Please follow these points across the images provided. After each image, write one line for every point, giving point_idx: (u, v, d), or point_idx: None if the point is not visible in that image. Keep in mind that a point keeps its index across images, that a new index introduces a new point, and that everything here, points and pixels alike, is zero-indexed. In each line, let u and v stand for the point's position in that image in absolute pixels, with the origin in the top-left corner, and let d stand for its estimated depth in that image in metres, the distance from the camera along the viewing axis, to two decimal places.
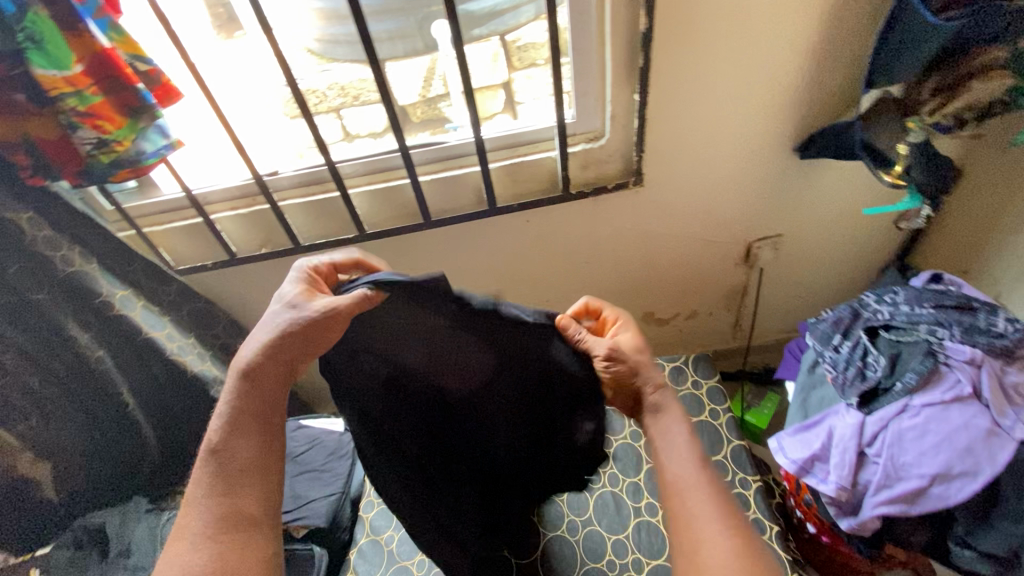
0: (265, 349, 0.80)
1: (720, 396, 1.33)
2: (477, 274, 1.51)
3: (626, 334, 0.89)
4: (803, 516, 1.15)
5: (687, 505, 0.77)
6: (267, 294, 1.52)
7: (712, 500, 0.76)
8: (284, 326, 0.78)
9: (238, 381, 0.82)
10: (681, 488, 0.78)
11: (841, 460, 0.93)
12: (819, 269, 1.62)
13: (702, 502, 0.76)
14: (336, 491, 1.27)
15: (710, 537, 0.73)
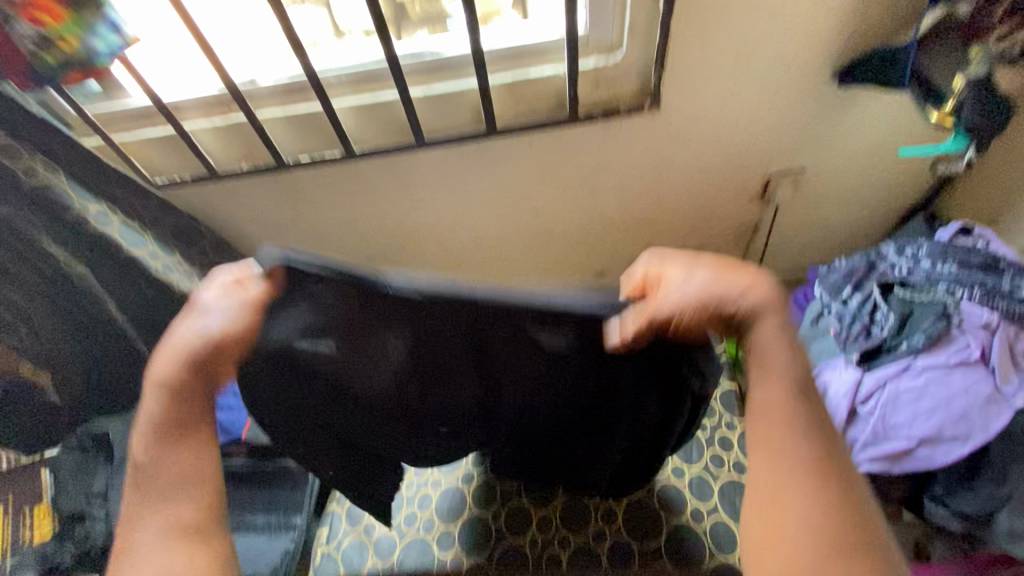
0: (191, 365, 0.71)
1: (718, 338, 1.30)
2: (474, 200, 1.42)
3: (695, 277, 0.70)
4: None
5: (778, 448, 0.64)
6: (254, 213, 1.44)
7: (808, 450, 0.63)
8: (202, 337, 0.70)
9: (159, 404, 0.71)
10: (777, 432, 0.65)
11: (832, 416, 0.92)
12: (840, 208, 1.51)
13: (796, 453, 0.63)
14: None
15: (795, 487, 0.61)
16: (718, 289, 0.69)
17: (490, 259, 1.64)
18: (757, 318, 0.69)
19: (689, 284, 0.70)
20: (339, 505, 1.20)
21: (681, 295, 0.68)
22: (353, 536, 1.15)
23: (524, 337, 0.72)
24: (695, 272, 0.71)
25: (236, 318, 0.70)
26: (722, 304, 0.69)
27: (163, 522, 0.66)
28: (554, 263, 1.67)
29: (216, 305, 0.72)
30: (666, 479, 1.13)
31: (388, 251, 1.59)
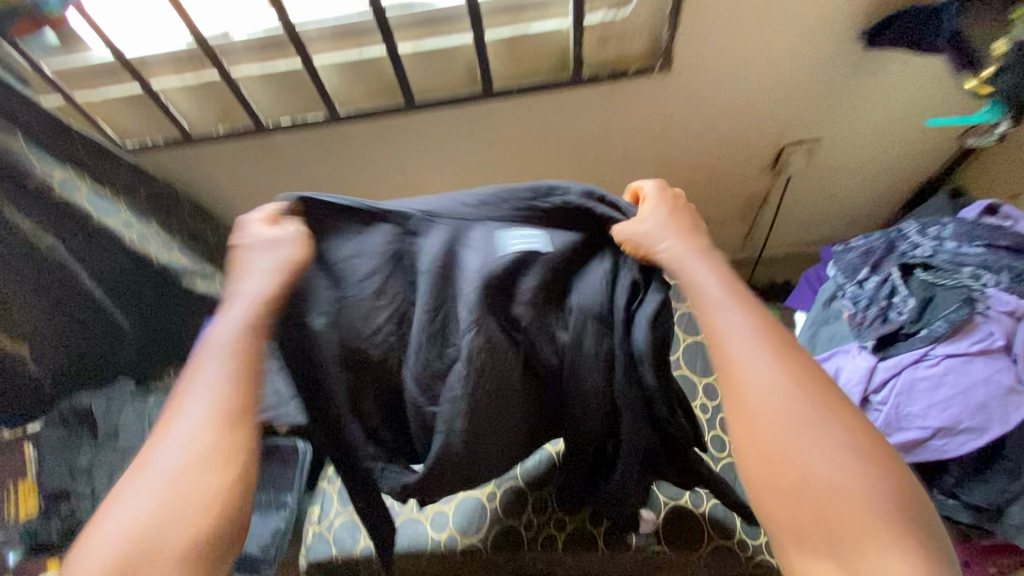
0: (248, 336, 0.61)
1: None
2: (469, 169, 1.34)
3: (653, 213, 0.70)
4: None
5: (743, 380, 0.55)
6: (235, 180, 1.35)
7: (778, 364, 0.55)
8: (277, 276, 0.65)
9: (216, 364, 0.59)
10: (739, 366, 0.56)
11: None
12: (854, 181, 1.44)
13: (765, 380, 0.54)
14: None
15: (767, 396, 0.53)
16: (674, 222, 0.69)
17: None
18: (683, 263, 0.65)
19: (649, 218, 0.70)
20: (330, 484, 1.17)
21: (646, 231, 0.68)
22: (346, 516, 1.13)
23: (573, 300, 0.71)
24: (661, 204, 0.72)
25: (286, 253, 0.67)
26: (664, 240, 0.67)
27: (190, 507, 0.51)
28: None
29: (265, 256, 0.66)
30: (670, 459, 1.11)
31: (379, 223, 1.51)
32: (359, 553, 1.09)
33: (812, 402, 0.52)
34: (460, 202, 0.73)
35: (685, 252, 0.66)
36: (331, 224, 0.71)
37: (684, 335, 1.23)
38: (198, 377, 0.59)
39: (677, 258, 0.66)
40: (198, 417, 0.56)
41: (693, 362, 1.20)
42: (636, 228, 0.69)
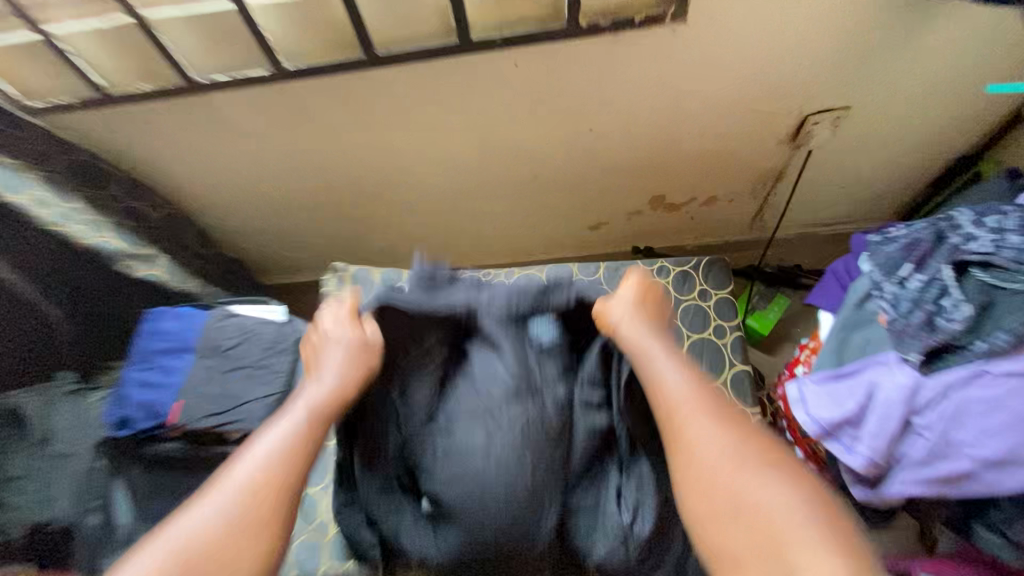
0: (322, 408, 0.71)
1: (730, 310, 1.11)
2: (447, 137, 1.17)
3: (623, 297, 0.81)
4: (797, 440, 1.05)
5: (684, 423, 0.64)
6: (176, 147, 1.17)
7: (721, 426, 0.63)
8: (349, 360, 0.77)
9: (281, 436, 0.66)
10: (677, 409, 0.65)
11: (878, 428, 0.73)
12: (879, 157, 1.30)
13: (697, 425, 0.63)
14: (274, 390, 1.10)
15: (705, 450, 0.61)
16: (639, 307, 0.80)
17: (471, 208, 1.41)
18: (644, 342, 0.74)
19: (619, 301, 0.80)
20: None
21: (615, 310, 0.80)
22: (307, 535, 1.00)
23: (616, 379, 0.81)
24: (639, 289, 0.82)
25: (354, 353, 0.78)
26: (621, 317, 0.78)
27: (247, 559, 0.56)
28: (543, 214, 1.44)
29: (351, 339, 0.79)
30: None
31: (350, 196, 1.35)
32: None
33: (756, 452, 0.60)
34: (505, 292, 0.85)
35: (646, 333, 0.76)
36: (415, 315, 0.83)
37: (689, 333, 1.09)
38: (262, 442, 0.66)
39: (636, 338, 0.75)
40: (261, 467, 0.62)
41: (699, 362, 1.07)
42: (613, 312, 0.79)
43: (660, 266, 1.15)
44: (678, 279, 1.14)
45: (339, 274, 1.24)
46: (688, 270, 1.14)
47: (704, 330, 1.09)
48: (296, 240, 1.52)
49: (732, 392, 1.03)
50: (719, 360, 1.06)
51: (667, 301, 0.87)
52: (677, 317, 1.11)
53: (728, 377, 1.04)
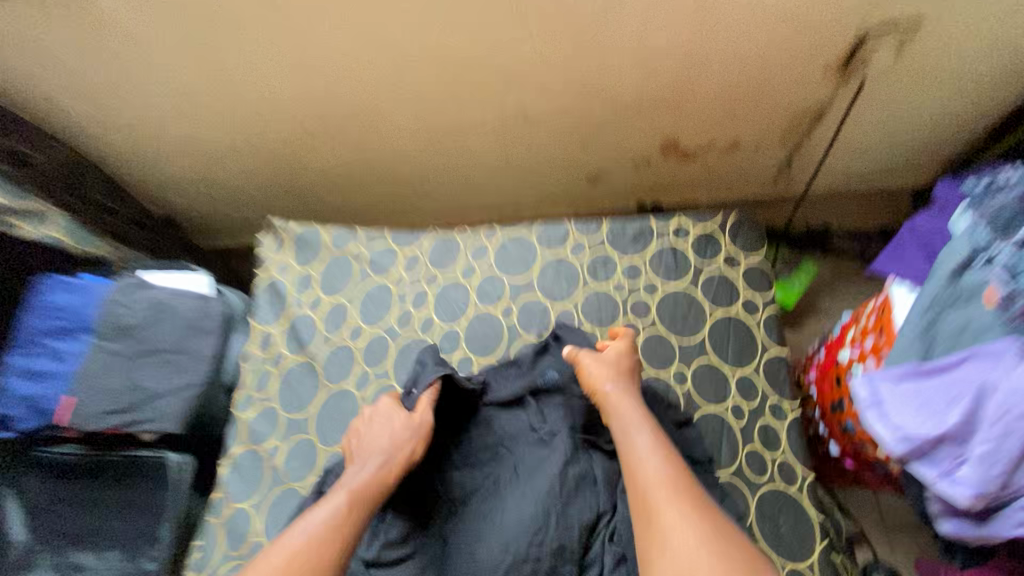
0: (370, 491, 0.66)
1: (764, 280, 0.90)
2: (408, 55, 0.92)
3: (605, 360, 0.75)
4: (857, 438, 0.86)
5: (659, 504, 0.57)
6: (68, 62, 0.94)
7: (698, 521, 0.55)
8: (402, 434, 0.72)
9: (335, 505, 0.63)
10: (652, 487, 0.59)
11: (996, 447, 0.52)
12: (938, 91, 1.07)
13: (676, 510, 0.56)
14: (195, 381, 0.88)
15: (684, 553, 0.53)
16: (626, 373, 0.74)
17: (445, 152, 1.16)
18: (626, 409, 0.69)
19: (600, 363, 0.75)
20: (213, 517, 0.82)
21: (591, 367, 0.75)
22: (232, 563, 0.79)
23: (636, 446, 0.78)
24: (625, 349, 0.77)
25: (410, 430, 0.73)
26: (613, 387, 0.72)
27: None
28: (534, 162, 1.21)
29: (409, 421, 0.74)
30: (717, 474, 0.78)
31: (294, 136, 1.10)
32: None
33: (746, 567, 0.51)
34: (509, 378, 0.84)
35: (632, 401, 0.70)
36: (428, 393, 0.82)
37: (713, 307, 0.88)
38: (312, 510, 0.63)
39: (620, 408, 0.70)
40: (309, 539, 0.59)
41: (725, 344, 0.86)
42: (597, 376, 0.74)
43: (677, 225, 0.93)
44: (699, 241, 0.92)
45: (279, 234, 1.00)
46: (712, 231, 0.92)
47: (732, 306, 0.88)
48: (235, 194, 1.26)
49: (769, 382, 0.82)
50: (750, 341, 0.85)
51: (653, 358, 0.85)
52: (698, 288, 0.89)
53: (761, 364, 0.84)
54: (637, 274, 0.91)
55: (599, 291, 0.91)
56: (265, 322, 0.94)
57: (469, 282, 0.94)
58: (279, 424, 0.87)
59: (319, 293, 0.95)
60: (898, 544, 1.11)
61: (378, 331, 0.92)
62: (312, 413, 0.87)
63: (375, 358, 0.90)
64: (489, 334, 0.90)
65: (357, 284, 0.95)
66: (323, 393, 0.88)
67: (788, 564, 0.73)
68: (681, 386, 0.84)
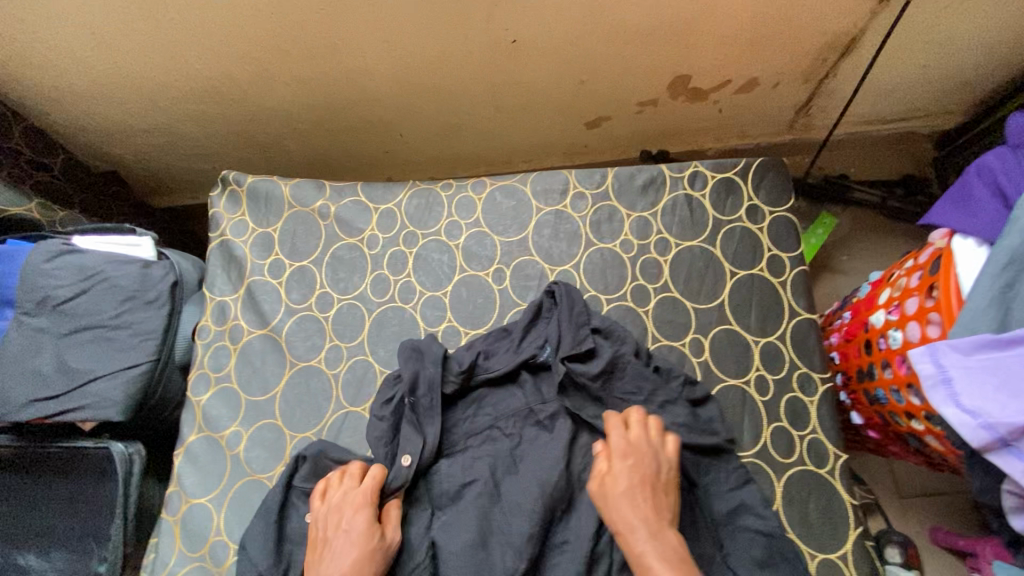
0: None
1: (792, 235, 0.79)
2: None
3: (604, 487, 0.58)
4: (890, 407, 0.78)
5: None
6: None
7: None
8: (360, 559, 0.58)
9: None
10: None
11: None
12: (986, 17, 0.94)
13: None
14: (138, 361, 0.76)
15: None
16: (632, 488, 0.57)
17: (423, 93, 1.01)
18: (643, 558, 0.53)
19: (601, 495, 0.58)
20: (169, 514, 0.73)
21: (594, 490, 0.59)
22: (191, 564, 0.70)
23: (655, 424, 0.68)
24: (621, 453, 0.60)
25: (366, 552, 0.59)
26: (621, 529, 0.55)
27: None
28: (527, 105, 1.06)
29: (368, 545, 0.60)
30: (746, 453, 0.69)
31: (246, 74, 0.94)
32: None
33: None
34: (504, 348, 0.74)
35: (644, 540, 0.54)
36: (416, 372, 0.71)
37: (735, 266, 0.77)
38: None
39: (635, 551, 0.54)
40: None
41: (749, 309, 0.75)
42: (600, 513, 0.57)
43: (694, 173, 0.81)
44: (718, 190, 0.80)
45: (231, 188, 0.86)
46: (734, 178, 0.80)
47: (755, 265, 0.77)
48: (185, 145, 1.11)
49: (797, 350, 0.73)
50: (775, 305, 0.75)
51: (675, 341, 0.74)
52: (716, 246, 0.78)
53: (788, 330, 0.74)
54: (647, 230, 0.80)
55: (604, 250, 0.79)
56: (219, 291, 0.82)
57: (454, 242, 0.82)
58: (240, 407, 0.76)
59: (280, 257, 0.83)
60: (912, 512, 1.06)
61: (350, 300, 0.80)
62: (276, 394, 0.76)
63: (347, 331, 0.78)
64: (478, 302, 0.79)
65: (325, 246, 0.82)
66: (288, 371, 0.77)
67: (817, 554, 0.65)
68: (698, 357, 0.74)
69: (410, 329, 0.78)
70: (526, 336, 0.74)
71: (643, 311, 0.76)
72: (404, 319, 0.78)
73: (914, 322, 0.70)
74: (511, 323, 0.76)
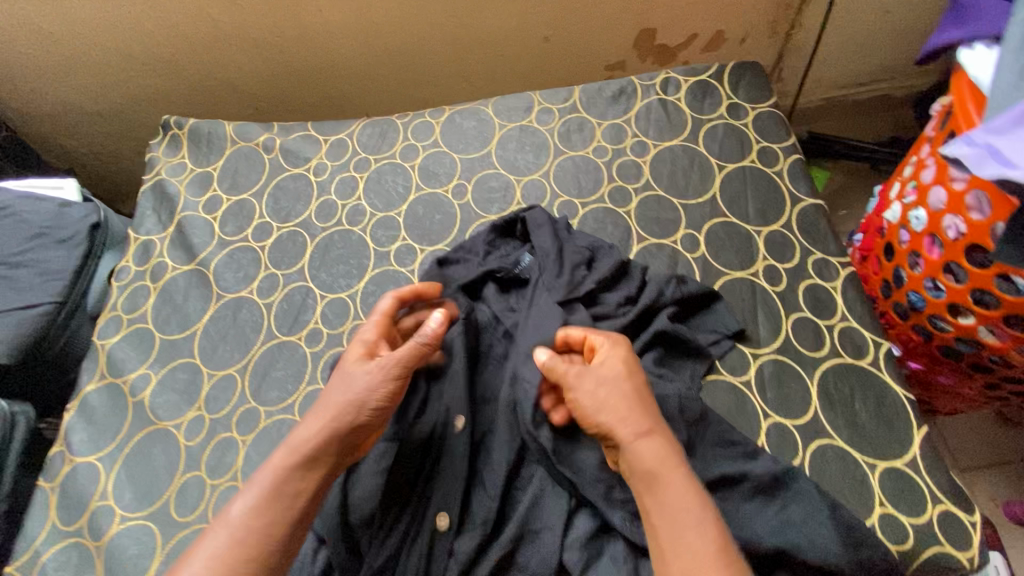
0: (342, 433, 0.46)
1: (780, 127, 0.71)
2: None
3: (613, 380, 0.47)
4: (927, 311, 0.65)
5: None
6: None
7: None
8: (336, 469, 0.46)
9: (259, 492, 0.42)
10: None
11: None
12: None
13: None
14: (38, 300, 0.64)
15: None
16: (644, 389, 0.48)
17: (385, 56, 0.99)
18: (668, 470, 0.43)
19: (608, 388, 0.47)
20: (46, 480, 0.57)
21: (596, 396, 0.47)
22: (65, 540, 0.53)
23: (650, 313, 0.56)
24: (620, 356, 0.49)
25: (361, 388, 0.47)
26: (634, 429, 0.45)
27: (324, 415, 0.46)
28: (493, 71, 1.04)
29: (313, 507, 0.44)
30: (771, 351, 0.56)
31: (200, 37, 0.92)
32: None
33: None
34: (465, 263, 0.63)
35: (662, 448, 0.44)
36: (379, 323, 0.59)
37: (723, 161, 0.69)
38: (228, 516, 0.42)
39: (649, 466, 0.43)
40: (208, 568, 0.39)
41: (745, 200, 0.66)
42: (602, 413, 0.46)
43: (665, 78, 0.75)
44: (694, 92, 0.74)
45: (172, 133, 0.80)
46: (708, 80, 0.75)
47: (745, 158, 0.69)
48: (142, 132, 1.07)
49: (806, 234, 0.63)
50: (774, 194, 0.66)
51: (667, 238, 0.64)
52: (699, 143, 0.71)
53: (793, 217, 0.64)
54: (621, 135, 0.73)
55: (575, 157, 0.72)
56: (146, 231, 0.72)
57: (410, 163, 0.74)
58: (152, 348, 0.63)
59: (218, 193, 0.74)
60: (980, 486, 0.88)
61: (291, 227, 0.70)
62: (197, 330, 0.64)
63: (286, 258, 0.68)
64: (436, 218, 0.69)
65: (268, 178, 0.75)
66: (214, 306, 0.65)
67: (878, 465, 0.50)
68: (692, 253, 0.63)
69: (357, 251, 0.67)
70: (494, 251, 0.63)
71: (624, 211, 0.67)
72: (351, 242, 0.68)
73: (936, 186, 0.60)
74: (473, 234, 0.65)
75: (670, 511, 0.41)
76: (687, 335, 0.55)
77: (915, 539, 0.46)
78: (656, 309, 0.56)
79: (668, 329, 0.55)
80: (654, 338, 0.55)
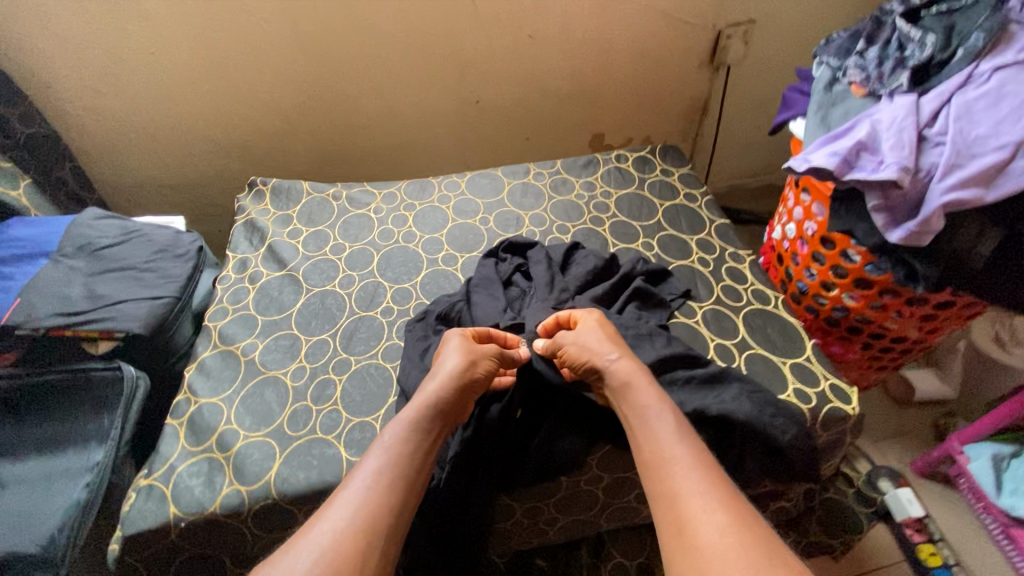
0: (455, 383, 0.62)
1: (696, 180, 1.07)
2: (377, 50, 1.14)
3: (589, 330, 0.68)
4: (811, 291, 0.95)
5: (673, 483, 0.52)
6: (64, 61, 1.05)
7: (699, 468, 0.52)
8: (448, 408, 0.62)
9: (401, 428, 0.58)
10: (665, 461, 0.54)
11: (897, 141, 0.67)
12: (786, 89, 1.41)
13: (693, 477, 0.52)
14: (162, 293, 0.82)
15: (672, 464, 0.54)
16: (612, 335, 0.69)
17: (412, 147, 1.33)
18: (635, 379, 0.62)
19: (585, 337, 0.67)
20: (174, 418, 0.71)
21: (578, 339, 0.67)
22: (196, 456, 0.67)
23: (627, 279, 0.83)
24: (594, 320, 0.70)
25: (467, 350, 0.66)
26: (609, 356, 0.64)
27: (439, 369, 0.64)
28: (490, 159, 1.40)
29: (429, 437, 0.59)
30: (710, 303, 0.83)
31: (274, 130, 1.23)
32: (217, 510, 0.62)
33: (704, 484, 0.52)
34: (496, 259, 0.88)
35: (629, 368, 0.63)
36: (440, 297, 0.83)
37: (663, 200, 1.02)
38: (361, 467, 0.55)
39: (621, 381, 0.63)
40: (360, 508, 0.51)
41: (680, 221, 0.97)
42: (584, 353, 0.66)
43: (618, 152, 1.11)
44: (638, 161, 1.10)
45: (258, 188, 1.05)
46: (646, 154, 1.11)
47: (676, 198, 1.02)
48: (204, 202, 1.32)
49: (722, 239, 0.94)
50: (699, 218, 0.98)
51: (633, 244, 0.94)
52: (645, 189, 1.04)
53: (712, 230, 0.96)
54: (593, 186, 1.05)
55: (563, 200, 1.03)
56: (242, 251, 0.94)
57: (445, 205, 1.02)
58: (257, 325, 0.82)
59: (299, 226, 0.98)
60: (888, 452, 1.12)
61: (360, 246, 0.94)
62: (292, 312, 0.83)
63: (358, 264, 0.91)
64: (470, 237, 0.96)
65: (338, 216, 1.00)
66: (305, 296, 0.86)
67: (787, 361, 0.76)
68: (650, 252, 0.92)
69: (413, 258, 0.92)
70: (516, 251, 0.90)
71: (601, 229, 0.97)
72: (408, 253, 0.93)
73: (796, 206, 0.95)
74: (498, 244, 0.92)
75: (642, 407, 0.59)
76: (653, 291, 0.81)
77: (816, 400, 0.72)
78: (630, 276, 0.83)
79: (640, 286, 0.81)
80: (631, 292, 0.81)
